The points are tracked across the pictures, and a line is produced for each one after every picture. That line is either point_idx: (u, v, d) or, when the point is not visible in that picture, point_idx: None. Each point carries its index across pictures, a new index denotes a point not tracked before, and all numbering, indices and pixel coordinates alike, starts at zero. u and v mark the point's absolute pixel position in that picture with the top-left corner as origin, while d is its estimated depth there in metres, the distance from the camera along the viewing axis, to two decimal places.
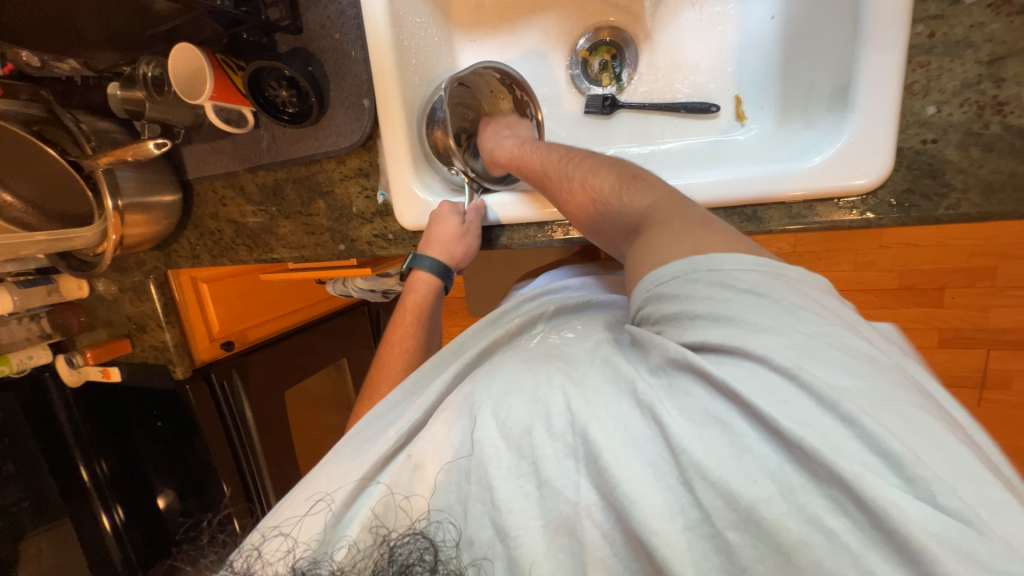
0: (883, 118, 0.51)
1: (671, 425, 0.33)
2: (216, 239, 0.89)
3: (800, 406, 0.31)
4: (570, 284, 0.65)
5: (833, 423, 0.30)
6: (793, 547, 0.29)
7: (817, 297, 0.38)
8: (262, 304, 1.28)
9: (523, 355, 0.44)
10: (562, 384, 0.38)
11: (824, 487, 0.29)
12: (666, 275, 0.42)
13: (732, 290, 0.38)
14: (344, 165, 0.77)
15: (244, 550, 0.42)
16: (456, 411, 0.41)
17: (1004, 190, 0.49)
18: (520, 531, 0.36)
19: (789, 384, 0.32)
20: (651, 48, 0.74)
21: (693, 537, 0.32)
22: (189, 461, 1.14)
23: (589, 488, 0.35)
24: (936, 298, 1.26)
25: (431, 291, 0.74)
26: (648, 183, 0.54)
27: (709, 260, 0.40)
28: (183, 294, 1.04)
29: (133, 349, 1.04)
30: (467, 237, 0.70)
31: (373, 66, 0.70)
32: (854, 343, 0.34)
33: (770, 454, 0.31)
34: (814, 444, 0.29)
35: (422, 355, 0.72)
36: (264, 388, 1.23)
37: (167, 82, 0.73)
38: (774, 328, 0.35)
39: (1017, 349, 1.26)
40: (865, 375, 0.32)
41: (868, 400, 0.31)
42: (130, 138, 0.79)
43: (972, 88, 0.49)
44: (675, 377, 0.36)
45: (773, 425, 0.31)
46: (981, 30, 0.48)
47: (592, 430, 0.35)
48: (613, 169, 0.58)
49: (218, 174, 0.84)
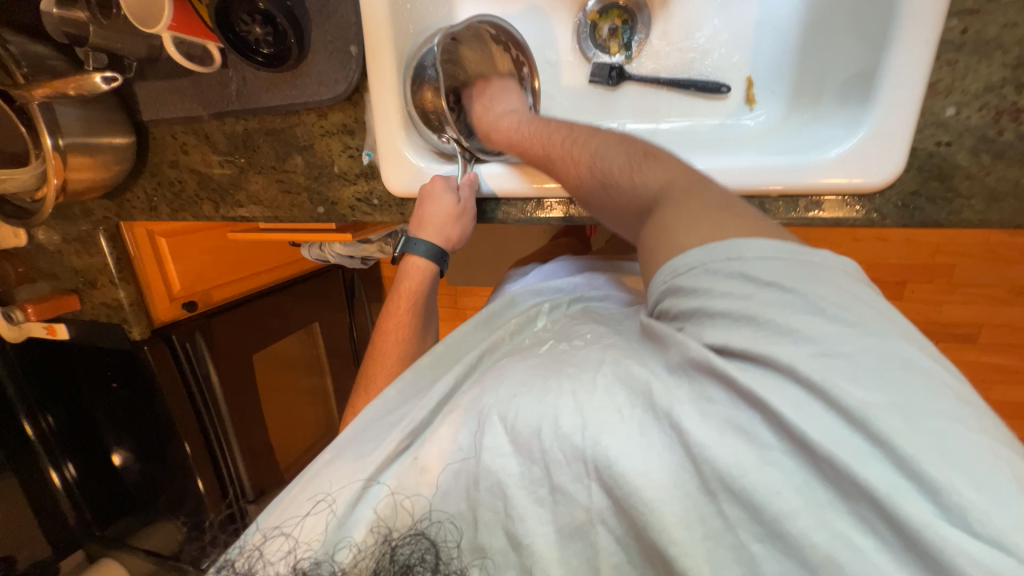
0: (903, 116, 0.49)
1: (691, 431, 0.33)
2: (177, 190, 0.80)
3: (820, 420, 0.30)
4: (562, 284, 0.65)
5: (859, 441, 0.29)
6: (820, 561, 0.29)
7: (848, 288, 0.35)
8: (229, 263, 1.19)
9: (530, 360, 0.44)
10: (569, 389, 0.38)
11: (849, 505, 0.29)
12: (683, 266, 0.41)
13: (753, 285, 0.36)
14: (327, 118, 0.70)
15: (245, 551, 0.43)
16: (463, 414, 0.42)
17: (1007, 199, 0.50)
18: (533, 538, 0.37)
19: (813, 398, 0.31)
20: (664, 16, 0.70)
21: (714, 546, 0.32)
22: (146, 422, 1.08)
23: (600, 494, 0.35)
24: (897, 292, 1.33)
25: (426, 278, 0.71)
26: (660, 160, 0.51)
27: (730, 248, 0.39)
28: (138, 248, 0.95)
29: (82, 307, 0.96)
30: (463, 219, 0.66)
31: (363, 9, 0.62)
32: (892, 348, 0.31)
33: (794, 468, 0.31)
34: (842, 459, 0.29)
35: (417, 347, 0.70)
36: (231, 350, 1.17)
37: (115, 5, 0.64)
38: (791, 327, 0.33)
39: (964, 342, 1.35)
40: (895, 384, 0.30)
41: (900, 416, 0.29)
42: (70, 68, 0.69)
43: (993, 92, 0.48)
44: (697, 381, 0.35)
45: (797, 434, 0.30)
46: (1013, 31, 0.46)
47: (604, 439, 0.35)
48: (623, 146, 0.54)
49: (177, 118, 0.74)
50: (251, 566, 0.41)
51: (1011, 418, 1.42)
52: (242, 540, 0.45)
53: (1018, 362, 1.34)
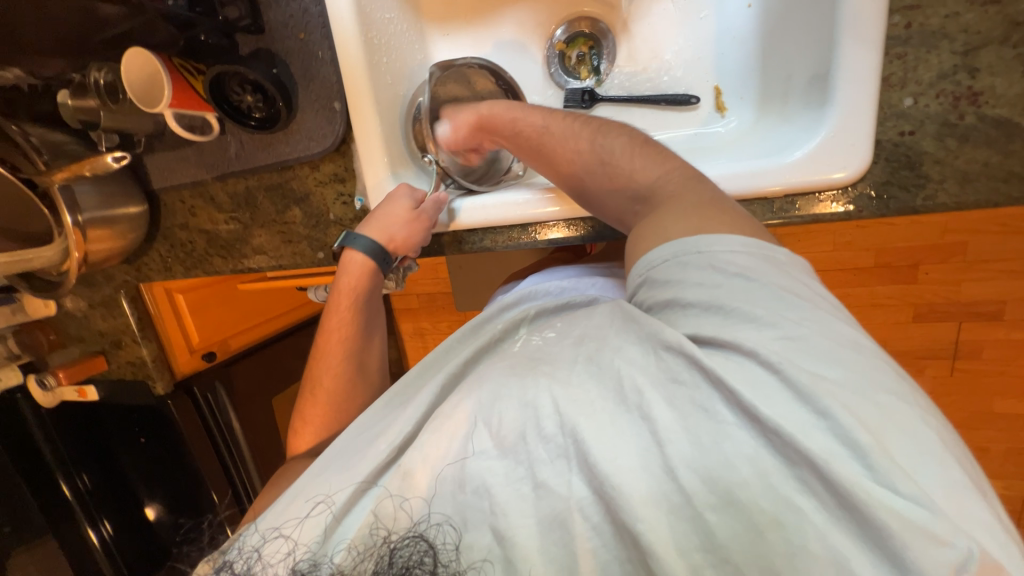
0: (861, 113, 0.51)
1: (659, 418, 0.35)
2: (189, 251, 0.85)
3: (771, 393, 0.33)
4: (551, 288, 0.65)
5: (808, 415, 0.32)
6: (766, 523, 0.31)
7: (810, 285, 0.40)
8: (241, 312, 1.24)
9: (506, 362, 0.45)
10: (546, 385, 0.39)
11: (794, 470, 0.32)
12: (658, 259, 0.44)
13: (723, 275, 0.40)
14: (319, 170, 0.74)
15: (244, 552, 0.44)
16: (447, 420, 0.41)
17: (979, 179, 0.50)
18: (515, 532, 0.37)
19: (770, 375, 0.34)
20: (629, 38, 0.73)
21: (675, 520, 0.34)
22: (174, 472, 1.12)
23: (580, 483, 0.36)
24: (910, 275, 1.30)
25: (369, 274, 0.70)
26: (661, 153, 0.54)
27: (700, 241, 0.42)
28: (158, 307, 1.01)
29: (109, 366, 1.01)
30: (417, 224, 0.67)
31: (342, 67, 0.67)
32: (839, 330, 0.36)
33: (747, 440, 0.33)
34: (788, 430, 0.31)
35: (361, 346, 0.71)
36: (250, 393, 1.21)
37: (121, 89, 0.69)
38: (760, 318, 0.36)
39: (988, 320, 1.30)
40: (852, 367, 0.34)
41: (849, 394, 0.32)
42: (85, 149, 0.75)
43: (948, 79, 0.50)
44: (667, 361, 0.36)
45: (750, 411, 0.32)
46: (956, 20, 0.49)
47: (581, 429, 0.36)
48: (624, 136, 0.57)
49: (185, 184, 0.80)
50: (251, 566, 0.42)
51: None
52: (242, 539, 0.46)
53: None
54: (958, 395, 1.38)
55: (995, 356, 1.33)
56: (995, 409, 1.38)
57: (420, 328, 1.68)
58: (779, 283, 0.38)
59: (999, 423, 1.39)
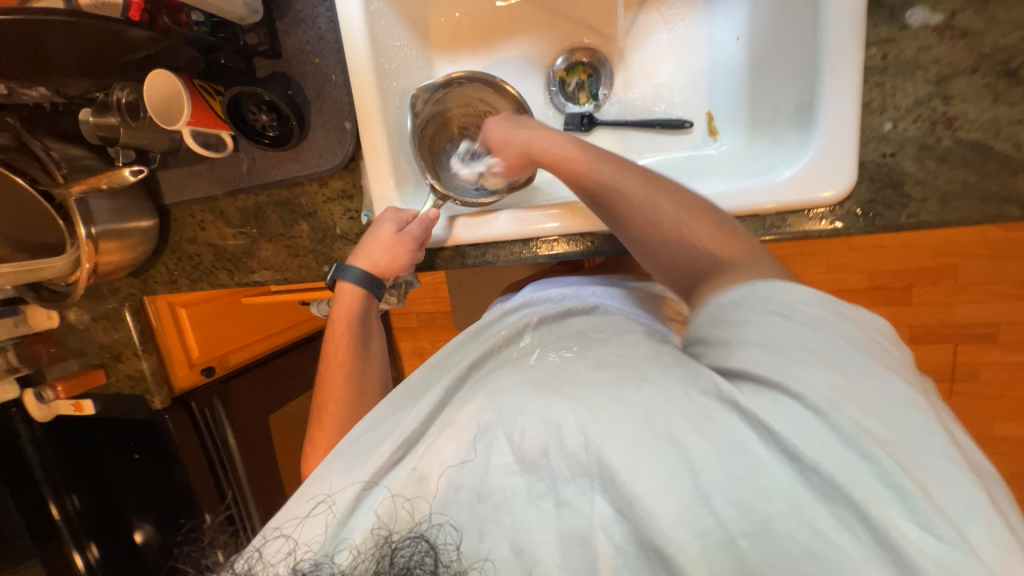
0: (845, 135, 0.54)
1: (692, 446, 0.35)
2: (196, 263, 0.87)
3: (811, 433, 0.34)
4: (553, 294, 0.66)
5: (849, 457, 0.33)
6: (800, 554, 0.32)
7: (873, 338, 0.39)
8: (243, 327, 1.24)
9: (508, 368, 0.45)
10: (570, 407, 0.39)
11: (830, 505, 0.32)
12: (730, 301, 0.43)
13: (793, 322, 0.39)
14: (328, 187, 0.77)
15: (245, 554, 0.43)
16: (467, 432, 0.42)
17: (959, 198, 0.53)
18: (536, 546, 0.37)
19: (817, 421, 0.34)
20: (625, 67, 0.77)
21: (706, 544, 0.34)
22: (167, 490, 1.11)
23: (603, 501, 0.37)
24: (904, 296, 1.32)
25: (359, 302, 0.71)
26: (732, 228, 0.52)
27: (772, 287, 0.42)
28: (160, 319, 1.01)
29: (108, 380, 1.01)
30: (397, 249, 0.69)
31: (354, 91, 0.71)
32: (891, 380, 0.36)
33: (783, 474, 0.34)
34: (828, 468, 0.33)
35: (363, 365, 0.69)
36: (246, 411, 1.20)
37: (141, 108, 0.73)
38: (820, 365, 0.36)
39: (983, 341, 1.31)
40: (893, 413, 0.35)
41: (889, 442, 0.33)
42: (102, 164, 0.78)
43: (924, 105, 0.53)
44: (704, 398, 0.37)
45: (791, 450, 0.34)
46: (928, 52, 0.52)
47: (607, 452, 0.37)
48: (699, 207, 0.54)
49: (196, 199, 0.82)
50: (249, 567, 0.41)
51: None
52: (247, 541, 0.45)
53: None
54: (957, 417, 1.38)
55: (992, 379, 1.34)
56: (995, 431, 1.38)
57: (419, 347, 1.68)
58: (848, 340, 0.38)
59: (1001, 447, 1.38)
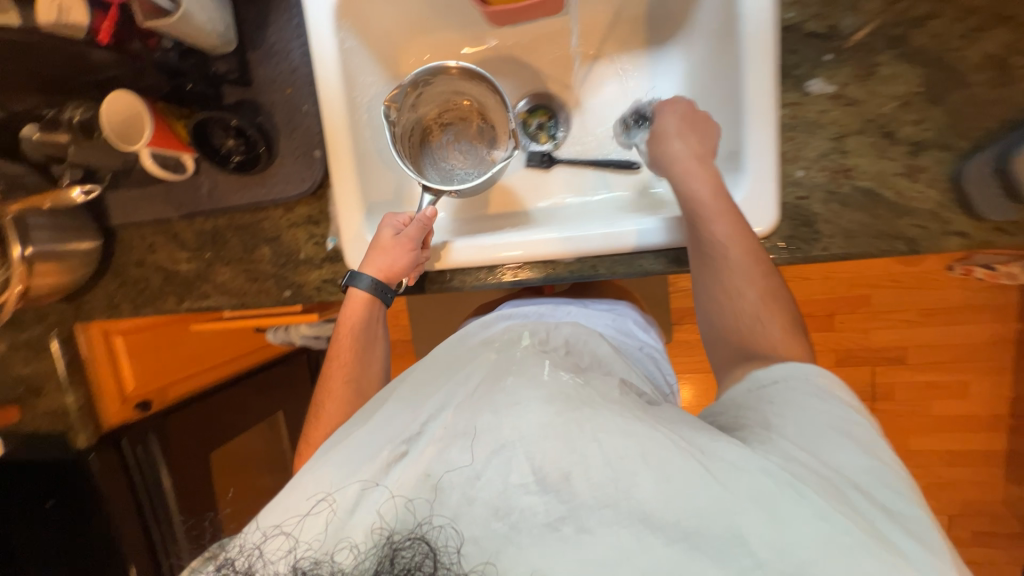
0: (766, 180, 0.63)
1: (729, 493, 0.38)
2: (142, 288, 0.83)
3: (833, 490, 0.39)
4: (529, 311, 0.70)
5: (862, 513, 0.38)
6: None
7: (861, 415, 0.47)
8: (188, 357, 1.17)
9: (476, 386, 0.47)
10: (593, 432, 0.40)
11: (858, 556, 0.36)
12: (767, 380, 0.51)
13: (822, 408, 0.46)
14: (293, 213, 0.77)
15: (245, 550, 0.43)
16: (483, 451, 0.41)
17: (860, 236, 0.62)
18: (551, 566, 0.37)
19: (836, 482, 0.40)
20: (581, 112, 0.84)
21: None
22: (84, 540, 0.99)
23: (628, 527, 0.37)
24: (828, 323, 1.47)
25: (367, 309, 0.72)
26: (786, 311, 0.59)
27: (816, 386, 0.49)
28: (93, 351, 0.93)
29: (22, 417, 0.92)
30: (400, 251, 0.69)
31: (324, 121, 0.72)
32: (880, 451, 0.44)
33: (820, 525, 0.37)
34: (852, 520, 0.37)
35: (370, 378, 0.70)
36: (188, 447, 1.11)
37: (96, 126, 0.71)
38: (841, 441, 0.43)
39: (895, 363, 1.48)
40: (886, 480, 0.41)
41: (883, 502, 0.40)
42: (44, 183, 0.74)
43: (827, 157, 0.63)
44: (743, 455, 0.41)
45: (825, 507, 0.37)
46: (827, 115, 0.63)
47: (640, 488, 0.38)
48: (765, 281, 0.59)
49: (147, 221, 0.79)
50: (251, 566, 0.42)
51: (960, 432, 1.49)
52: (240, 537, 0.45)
53: (946, 377, 1.46)
54: None
55: (905, 397, 1.50)
56: (911, 446, 1.52)
57: None
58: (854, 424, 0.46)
59: (918, 461, 1.53)
